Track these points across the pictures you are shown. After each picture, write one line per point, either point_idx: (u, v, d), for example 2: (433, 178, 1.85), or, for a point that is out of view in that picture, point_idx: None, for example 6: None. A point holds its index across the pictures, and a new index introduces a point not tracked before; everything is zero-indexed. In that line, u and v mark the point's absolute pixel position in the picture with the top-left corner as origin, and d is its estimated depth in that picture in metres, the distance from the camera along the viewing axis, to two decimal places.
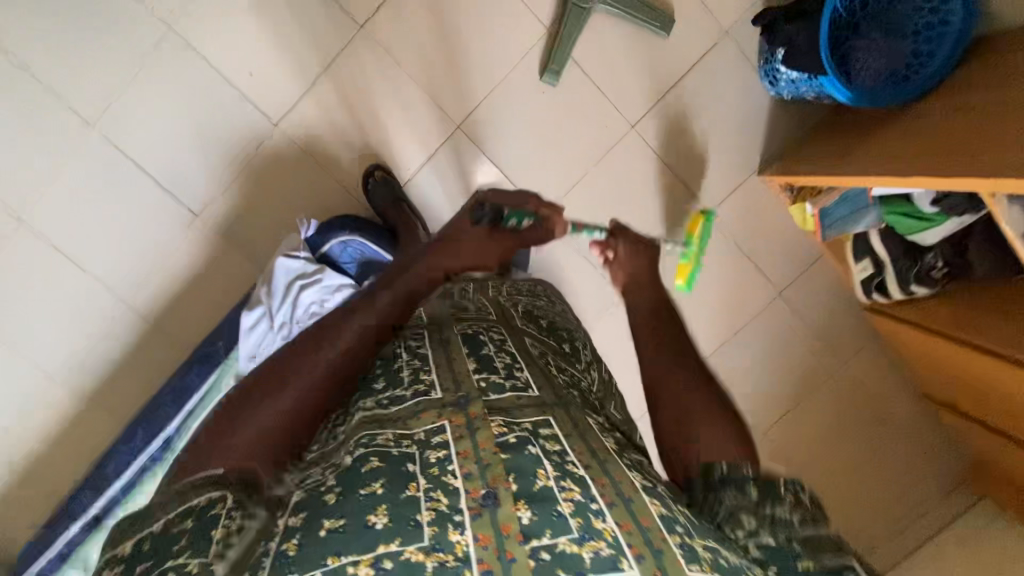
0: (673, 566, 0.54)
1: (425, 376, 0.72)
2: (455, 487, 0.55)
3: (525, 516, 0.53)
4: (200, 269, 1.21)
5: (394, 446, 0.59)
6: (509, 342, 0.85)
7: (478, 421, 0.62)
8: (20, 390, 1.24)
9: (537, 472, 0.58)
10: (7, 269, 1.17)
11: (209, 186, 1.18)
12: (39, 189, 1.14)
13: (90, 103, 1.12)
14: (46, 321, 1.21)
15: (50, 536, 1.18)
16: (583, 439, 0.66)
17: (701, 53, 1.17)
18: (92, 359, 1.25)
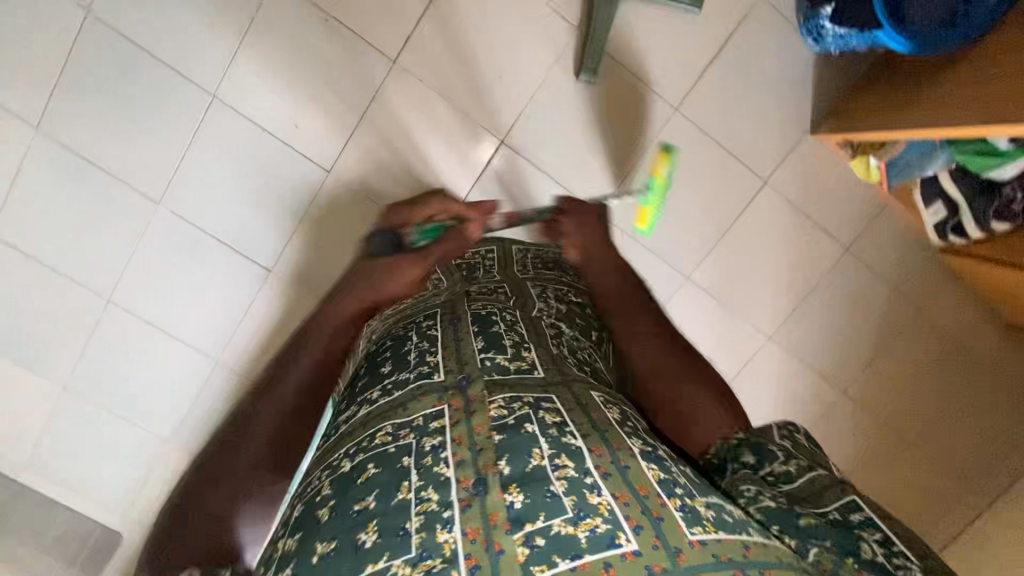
0: (674, 535, 0.50)
1: (430, 358, 0.72)
2: (446, 478, 0.53)
3: (518, 501, 0.51)
4: (281, 319, 1.27)
5: (391, 443, 0.59)
6: (519, 317, 0.83)
7: (477, 404, 0.62)
8: (135, 457, 1.33)
9: (532, 451, 0.56)
10: (106, 348, 1.26)
11: (275, 240, 1.22)
12: (122, 270, 1.21)
13: (153, 181, 1.17)
14: (149, 389, 1.29)
15: None
16: (585, 410, 0.64)
17: (737, 22, 1.13)
18: (194, 418, 1.32)
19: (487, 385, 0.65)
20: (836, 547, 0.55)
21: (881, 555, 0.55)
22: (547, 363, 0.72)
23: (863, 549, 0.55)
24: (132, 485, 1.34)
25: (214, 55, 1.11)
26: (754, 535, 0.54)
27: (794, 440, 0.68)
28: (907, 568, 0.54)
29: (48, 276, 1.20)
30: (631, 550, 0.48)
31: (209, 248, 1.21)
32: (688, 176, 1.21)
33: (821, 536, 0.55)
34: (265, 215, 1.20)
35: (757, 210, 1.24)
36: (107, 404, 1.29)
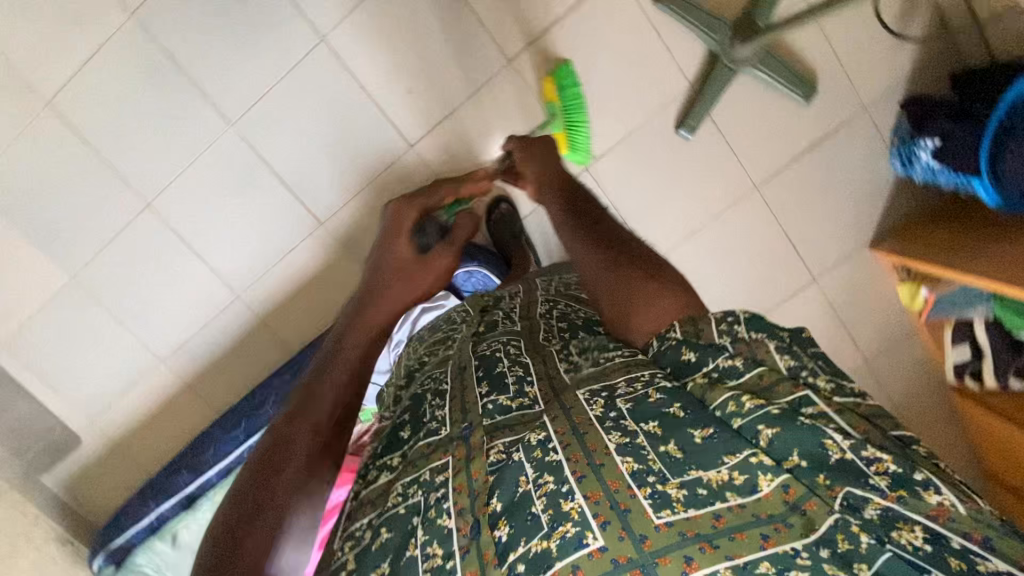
0: (640, 522, 0.49)
1: (439, 411, 0.63)
2: (448, 529, 0.51)
3: (503, 534, 0.50)
4: (318, 274, 1.25)
5: (400, 503, 0.55)
6: (523, 341, 0.73)
7: (477, 450, 0.56)
8: (123, 367, 1.29)
9: (518, 479, 0.53)
10: (129, 253, 1.21)
11: (336, 195, 1.20)
12: (173, 181, 1.17)
13: (233, 103, 1.13)
14: (160, 304, 1.25)
15: (143, 508, 1.25)
16: (568, 416, 0.58)
17: (837, 125, 1.17)
18: (195, 346, 1.28)
19: (488, 432, 0.58)
20: (809, 463, 0.51)
21: (849, 451, 0.51)
22: (546, 391, 0.63)
23: (830, 451, 0.51)
24: (113, 393, 1.30)
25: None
26: (732, 496, 0.50)
27: (736, 335, 0.62)
28: (879, 462, 0.50)
29: (95, 165, 1.15)
30: (597, 548, 0.48)
31: (267, 185, 1.19)
32: (745, 251, 1.25)
33: (792, 460, 0.52)
34: (333, 168, 1.18)
35: (798, 302, 1.29)
36: (111, 306, 1.24)
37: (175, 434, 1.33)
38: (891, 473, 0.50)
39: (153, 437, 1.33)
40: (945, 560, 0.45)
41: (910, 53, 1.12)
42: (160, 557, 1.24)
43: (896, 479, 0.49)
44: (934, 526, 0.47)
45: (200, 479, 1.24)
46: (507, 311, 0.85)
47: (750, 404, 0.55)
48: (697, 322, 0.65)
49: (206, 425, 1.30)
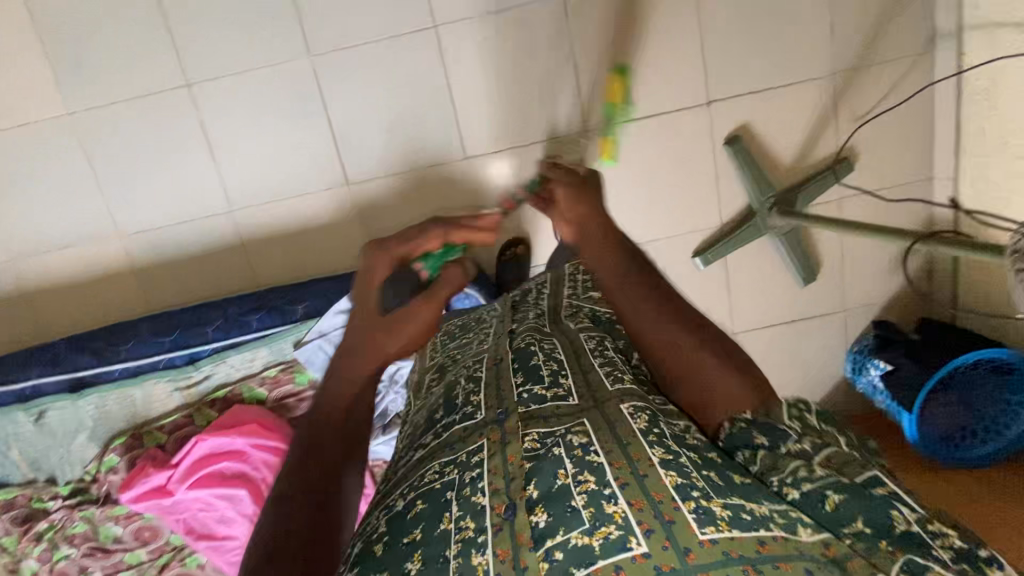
0: (685, 536, 0.48)
1: (474, 399, 0.70)
2: (483, 505, 0.54)
3: (542, 520, 0.52)
4: (319, 226, 1.22)
5: (437, 479, 0.59)
6: (559, 344, 0.79)
7: (512, 434, 0.61)
8: (77, 222, 1.20)
9: (556, 473, 0.55)
10: (144, 119, 1.15)
11: (374, 165, 1.19)
12: (226, 77, 1.13)
13: (322, 38, 1.12)
14: (148, 181, 1.18)
15: (24, 369, 1.15)
16: (613, 429, 0.60)
17: (818, 314, 1.31)
18: (163, 237, 1.21)
19: (520, 419, 0.64)
20: (871, 531, 0.52)
21: (916, 525, 0.52)
22: (582, 390, 0.69)
23: (896, 522, 0.52)
24: (52, 240, 1.20)
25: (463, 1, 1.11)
26: (778, 529, 0.50)
27: (806, 421, 0.67)
28: (945, 537, 0.52)
29: (157, 25, 1.10)
30: (641, 554, 0.48)
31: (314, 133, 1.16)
32: None
33: (855, 525, 0.53)
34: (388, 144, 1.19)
35: None
36: (98, 160, 1.16)
37: (98, 309, 1.23)
38: (952, 547, 0.51)
39: (70, 302, 1.23)
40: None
41: (897, 282, 1.29)
42: (18, 428, 1.15)
43: (957, 552, 0.50)
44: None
45: (100, 367, 1.15)
46: (535, 310, 0.93)
47: (821, 471, 0.58)
48: (770, 412, 0.67)
49: (132, 317, 1.22)
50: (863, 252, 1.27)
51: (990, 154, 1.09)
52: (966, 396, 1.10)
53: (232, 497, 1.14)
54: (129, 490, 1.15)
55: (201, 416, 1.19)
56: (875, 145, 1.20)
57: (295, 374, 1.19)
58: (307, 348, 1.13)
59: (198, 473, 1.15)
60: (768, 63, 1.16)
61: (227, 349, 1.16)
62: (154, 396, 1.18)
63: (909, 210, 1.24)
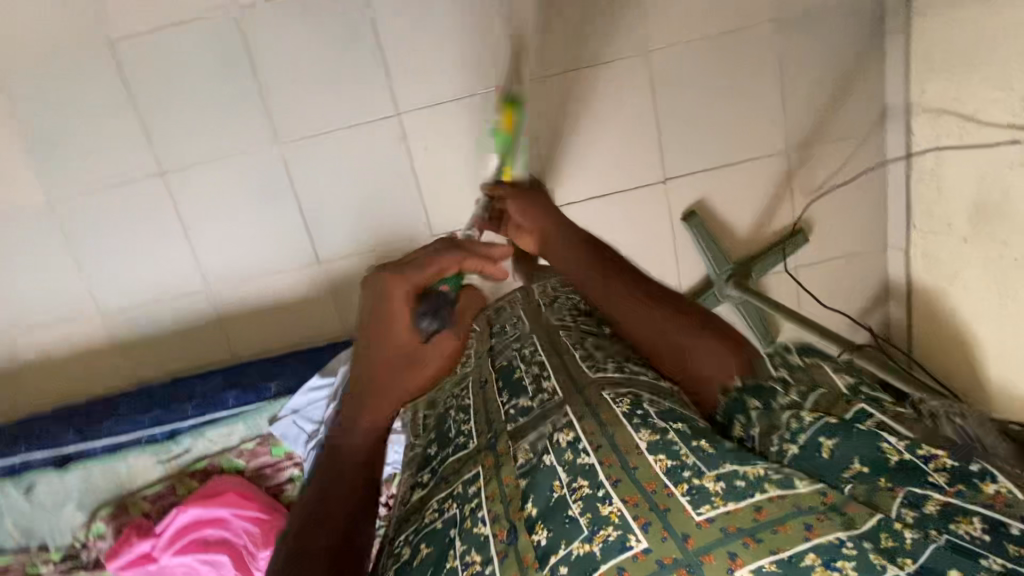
0: (681, 521, 0.48)
1: (465, 426, 0.69)
2: (485, 536, 0.53)
3: (541, 539, 0.51)
4: (292, 302, 1.27)
5: (438, 518, 0.59)
6: (537, 343, 0.76)
7: (505, 456, 0.60)
8: (60, 302, 1.25)
9: (552, 484, 0.54)
10: (121, 207, 1.19)
11: (343, 245, 1.24)
12: (199, 166, 1.17)
13: (290, 129, 1.16)
14: (126, 263, 1.23)
15: (14, 446, 1.20)
16: (596, 415, 0.58)
17: None
18: (143, 314, 1.26)
19: (513, 436, 0.62)
20: (870, 470, 0.50)
21: (907, 453, 0.50)
22: (566, 383, 0.65)
23: (886, 454, 0.50)
24: (38, 319, 1.26)
25: (425, 92, 1.16)
26: (773, 489, 0.48)
27: (791, 368, 0.63)
28: (936, 458, 0.49)
29: (131, 119, 1.14)
30: (641, 551, 0.47)
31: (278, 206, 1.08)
32: None
33: (851, 468, 0.50)
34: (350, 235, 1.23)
35: None
36: (78, 244, 1.21)
37: (83, 383, 1.29)
38: (950, 468, 0.48)
39: (57, 377, 1.28)
40: (1002, 544, 0.42)
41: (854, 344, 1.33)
42: (9, 501, 1.21)
43: (954, 471, 0.48)
44: (990, 512, 0.44)
45: (86, 443, 1.21)
46: (505, 316, 0.90)
47: (808, 417, 0.54)
48: (756, 368, 0.62)
49: (116, 390, 1.28)
50: (820, 316, 1.31)
51: (940, 234, 1.12)
52: None
53: (217, 561, 1.19)
54: (116, 558, 1.20)
55: (183, 486, 1.25)
56: (829, 216, 1.24)
57: (272, 447, 1.24)
58: (281, 424, 1.16)
59: (182, 540, 1.20)
60: (722, 144, 1.20)
61: (206, 424, 1.22)
62: (137, 468, 1.24)
63: (864, 279, 1.27)
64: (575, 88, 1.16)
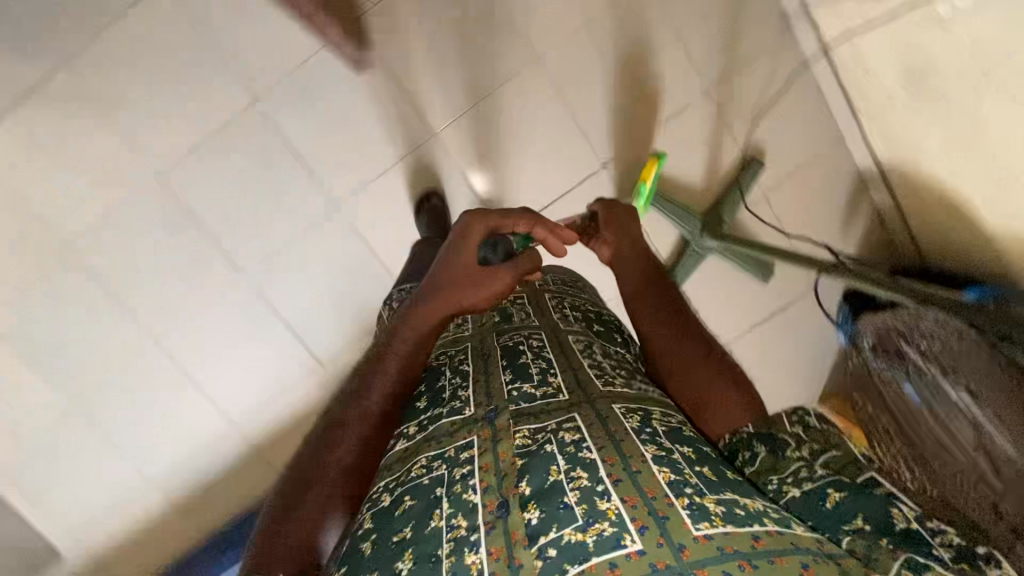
0: (679, 531, 0.46)
1: (463, 393, 0.66)
2: (475, 504, 0.52)
3: (534, 518, 0.50)
4: (311, 408, 1.32)
5: (424, 475, 0.57)
6: (546, 339, 0.75)
7: (504, 433, 0.58)
8: (115, 487, 1.32)
9: (549, 469, 0.53)
10: (133, 385, 1.27)
11: (335, 339, 1.29)
12: (183, 322, 1.24)
13: (248, 257, 1.22)
14: (157, 431, 1.30)
15: None
16: (606, 425, 0.58)
17: (790, 299, 1.32)
18: (188, 470, 1.33)
19: (513, 416, 0.60)
20: (871, 528, 0.48)
21: (916, 522, 0.47)
22: (574, 384, 0.65)
23: (897, 519, 0.48)
24: (100, 509, 1.33)
25: (352, 176, 1.20)
26: (772, 524, 0.48)
27: (807, 425, 0.60)
28: (944, 535, 0.46)
29: (107, 305, 1.21)
30: (636, 551, 0.45)
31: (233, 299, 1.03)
32: None
33: (854, 522, 0.49)
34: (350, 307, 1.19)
35: None
36: (108, 431, 1.29)
37: (160, 551, 1.35)
38: (954, 544, 0.46)
39: (135, 554, 1.35)
40: None
41: (855, 245, 1.29)
42: None
43: (958, 550, 0.45)
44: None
45: None
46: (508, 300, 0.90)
47: (819, 472, 0.54)
48: (771, 423, 0.63)
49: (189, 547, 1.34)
50: (808, 232, 1.28)
51: (883, 110, 1.09)
52: None
53: None
54: None
55: None
56: (775, 136, 1.23)
57: None
58: None
59: None
60: (643, 109, 1.20)
61: None
62: None
63: (832, 177, 1.25)
64: (481, 116, 1.20)
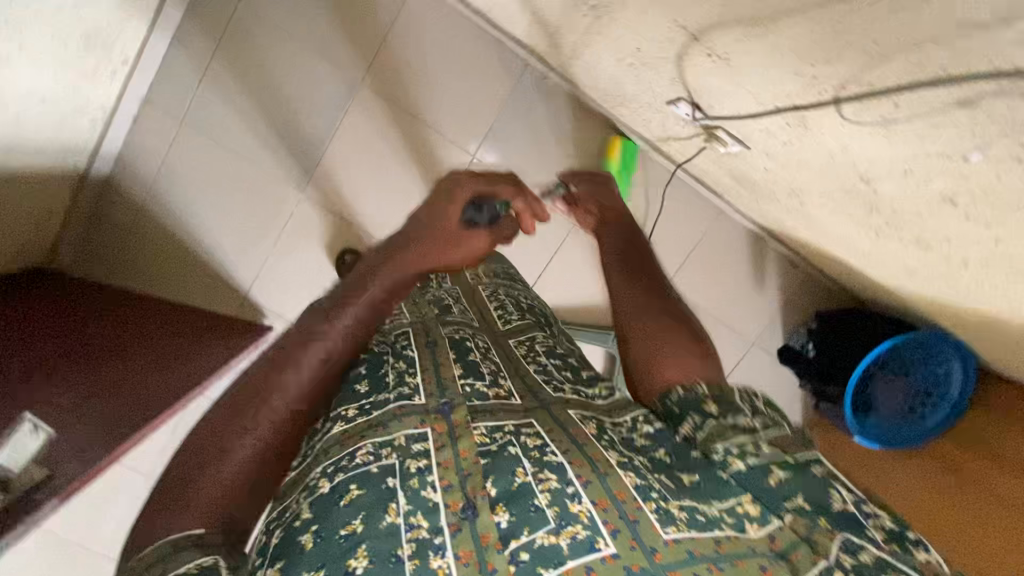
0: (651, 534, 0.40)
1: (411, 379, 0.55)
2: (435, 503, 0.42)
3: (505, 519, 0.41)
4: None
5: (373, 462, 0.45)
6: (493, 344, 0.69)
7: (462, 429, 0.48)
8: None
9: (515, 469, 0.44)
10: None
11: None
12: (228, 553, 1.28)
13: None
14: None
15: None
16: (563, 426, 0.51)
17: (735, 362, 1.31)
18: None
19: (472, 411, 0.51)
20: (811, 506, 0.42)
21: (854, 505, 0.42)
22: (526, 389, 0.58)
23: (834, 499, 0.42)
24: None
25: None
26: (731, 528, 0.42)
27: (757, 407, 0.48)
28: (874, 518, 0.42)
29: None
30: (610, 553, 0.39)
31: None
32: None
33: (794, 500, 0.43)
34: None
35: None
36: None
37: None
38: (886, 527, 0.42)
39: None
40: None
41: (775, 291, 1.29)
42: None
43: (892, 533, 0.41)
44: None
45: None
46: (446, 293, 0.81)
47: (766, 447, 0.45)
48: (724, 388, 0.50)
49: None
50: (725, 298, 1.29)
51: (738, 195, 1.10)
52: (908, 385, 1.11)
53: None
54: None
55: None
56: (657, 230, 1.24)
57: None
58: None
59: None
60: (522, 255, 1.24)
61: None
62: None
63: (725, 245, 1.26)
64: None
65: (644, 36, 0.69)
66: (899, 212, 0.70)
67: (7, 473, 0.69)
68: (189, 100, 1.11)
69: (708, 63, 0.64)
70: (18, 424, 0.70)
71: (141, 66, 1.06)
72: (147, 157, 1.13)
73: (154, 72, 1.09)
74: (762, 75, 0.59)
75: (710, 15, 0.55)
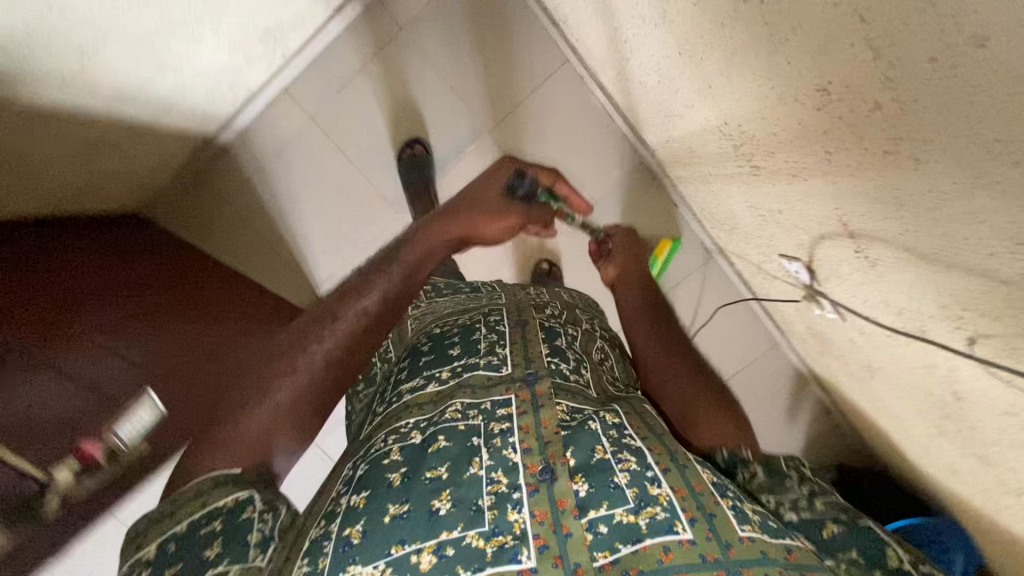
0: (728, 530, 0.44)
1: (499, 351, 0.65)
2: (514, 463, 0.49)
3: (582, 490, 0.47)
4: None
5: (461, 420, 0.54)
6: (579, 334, 0.75)
7: (546, 400, 0.56)
8: None
9: (594, 447, 0.50)
10: None
11: None
12: None
13: None
14: None
15: None
16: (643, 420, 0.57)
17: None
18: None
19: (553, 386, 0.58)
20: (864, 561, 0.47)
21: (913, 564, 0.46)
22: (602, 386, 0.65)
23: (891, 557, 0.47)
24: None
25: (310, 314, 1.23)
26: (798, 542, 0.46)
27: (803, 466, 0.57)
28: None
29: None
30: (687, 539, 0.43)
31: None
32: None
33: (846, 555, 0.48)
34: None
35: None
36: None
37: None
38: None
39: None
40: None
41: (802, 430, 1.33)
42: None
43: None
44: None
45: None
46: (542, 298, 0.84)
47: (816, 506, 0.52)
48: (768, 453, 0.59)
49: None
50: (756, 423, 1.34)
51: (801, 339, 1.16)
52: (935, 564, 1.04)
53: None
54: None
55: None
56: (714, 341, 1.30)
57: None
58: None
59: None
60: None
61: None
62: None
63: (772, 374, 1.32)
64: None
65: (793, 206, 0.74)
66: (974, 430, 0.74)
67: (119, 445, 0.79)
68: (329, 99, 1.16)
69: (848, 255, 0.69)
70: (139, 403, 0.79)
71: (295, 60, 1.13)
72: (268, 137, 1.17)
73: (304, 70, 1.15)
74: (899, 290, 0.64)
75: (875, 230, 0.60)
